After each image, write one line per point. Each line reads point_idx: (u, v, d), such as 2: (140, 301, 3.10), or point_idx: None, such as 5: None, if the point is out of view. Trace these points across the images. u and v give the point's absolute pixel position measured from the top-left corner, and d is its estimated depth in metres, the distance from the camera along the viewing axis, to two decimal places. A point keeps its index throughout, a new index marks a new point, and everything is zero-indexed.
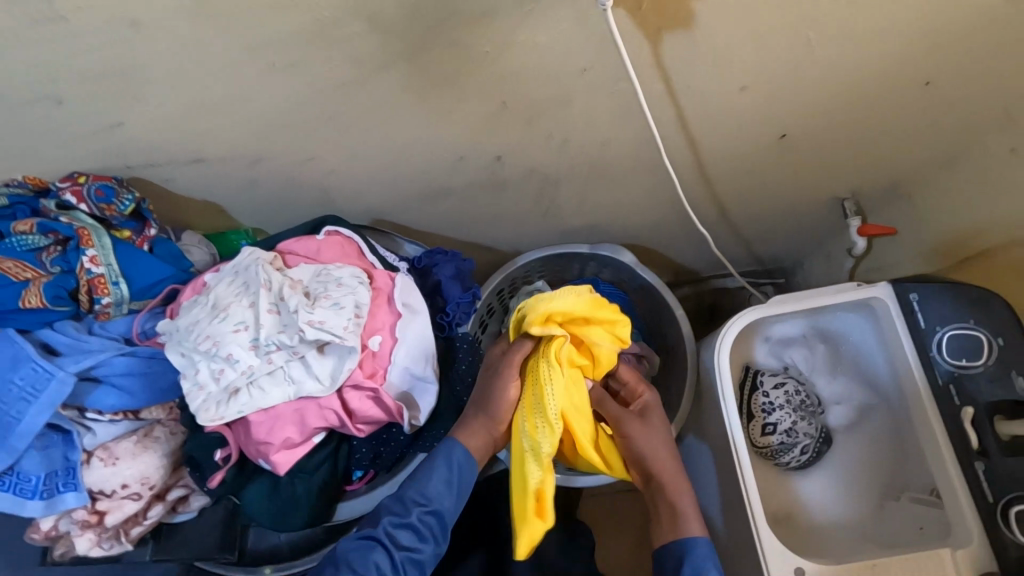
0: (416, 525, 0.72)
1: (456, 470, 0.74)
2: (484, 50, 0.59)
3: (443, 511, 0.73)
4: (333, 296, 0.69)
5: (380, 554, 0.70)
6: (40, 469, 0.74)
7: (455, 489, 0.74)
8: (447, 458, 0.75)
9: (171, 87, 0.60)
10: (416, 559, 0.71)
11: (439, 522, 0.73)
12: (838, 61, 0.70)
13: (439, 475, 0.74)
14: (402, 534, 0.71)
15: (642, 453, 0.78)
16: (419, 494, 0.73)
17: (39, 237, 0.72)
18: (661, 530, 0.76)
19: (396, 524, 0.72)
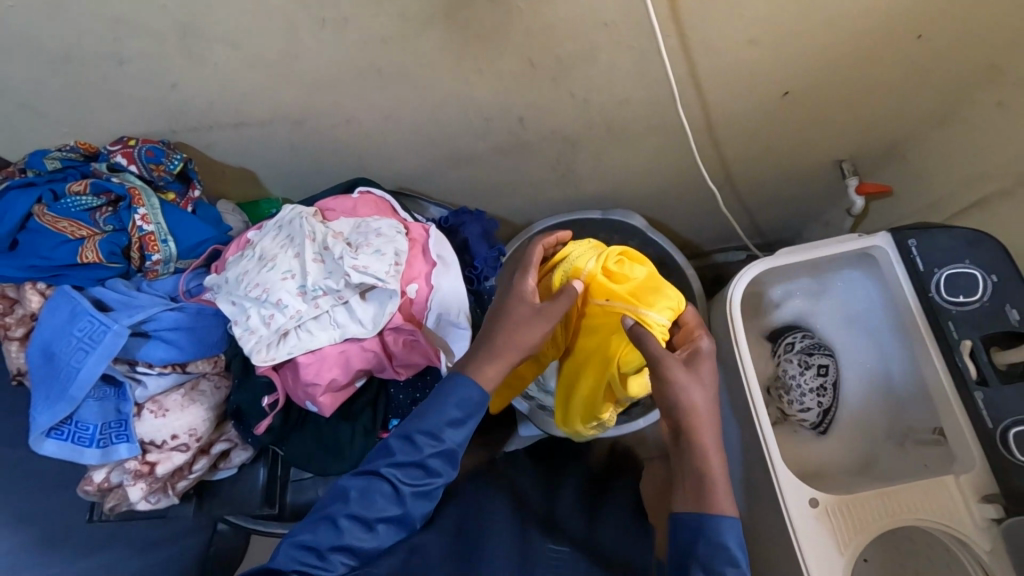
0: (426, 463, 0.67)
1: (469, 410, 0.67)
2: (516, 4, 0.64)
3: (454, 449, 0.68)
4: (374, 244, 0.74)
5: (385, 490, 0.66)
6: (96, 419, 0.78)
7: (468, 426, 0.68)
8: (462, 396, 0.67)
9: (226, 44, 0.65)
10: (424, 493, 0.68)
11: (451, 459, 0.68)
12: (838, 16, 0.75)
13: (450, 412, 0.67)
14: (411, 471, 0.67)
15: (679, 403, 0.65)
16: (428, 432, 0.67)
17: (93, 197, 0.77)
18: (681, 494, 0.65)
19: (404, 460, 0.67)
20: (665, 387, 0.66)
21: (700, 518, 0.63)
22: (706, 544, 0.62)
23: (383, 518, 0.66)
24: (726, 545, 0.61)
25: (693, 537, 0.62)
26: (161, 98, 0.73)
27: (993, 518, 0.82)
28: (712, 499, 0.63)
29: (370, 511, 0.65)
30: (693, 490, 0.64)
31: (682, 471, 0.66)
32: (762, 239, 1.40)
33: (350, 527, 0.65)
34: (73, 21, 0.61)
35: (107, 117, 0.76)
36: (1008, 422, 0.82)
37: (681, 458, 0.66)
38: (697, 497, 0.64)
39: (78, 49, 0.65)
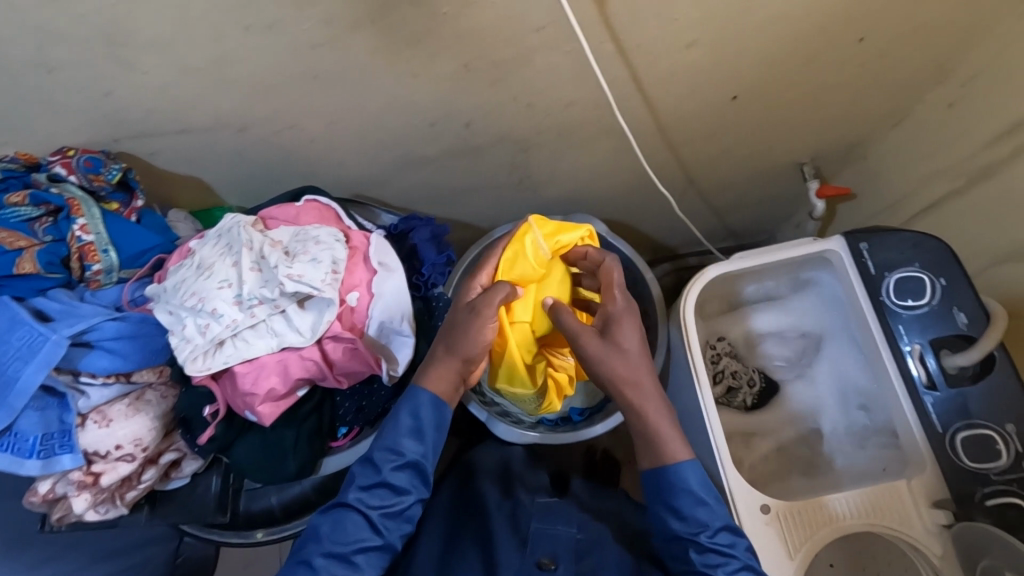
0: (391, 481, 0.72)
1: (422, 417, 0.73)
2: (444, 10, 0.65)
3: (416, 460, 0.73)
4: (311, 252, 0.74)
5: (357, 518, 0.71)
6: (37, 430, 0.77)
7: (427, 434, 0.74)
8: (412, 407, 0.73)
9: (155, 53, 0.66)
10: (395, 511, 0.72)
11: (416, 471, 0.74)
12: (774, 18, 0.75)
13: (405, 424, 0.74)
14: (378, 493, 0.72)
15: (605, 373, 0.73)
16: (387, 451, 0.73)
17: (32, 209, 0.77)
18: (642, 455, 0.75)
19: (370, 484, 0.72)
20: (593, 367, 0.74)
21: (660, 471, 0.73)
22: (674, 490, 0.72)
23: (361, 544, 0.70)
24: (687, 488, 0.72)
25: (659, 488, 0.73)
26: (97, 107, 0.73)
27: (943, 525, 0.81)
28: (668, 450, 0.73)
29: (346, 542, 0.69)
30: (649, 450, 0.73)
31: (636, 431, 0.74)
32: (732, 240, 1.40)
33: (329, 563, 0.68)
34: None
35: (45, 126, 0.76)
36: (957, 426, 0.82)
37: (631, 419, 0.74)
38: (653, 452, 0.73)
39: (5, 60, 0.65)
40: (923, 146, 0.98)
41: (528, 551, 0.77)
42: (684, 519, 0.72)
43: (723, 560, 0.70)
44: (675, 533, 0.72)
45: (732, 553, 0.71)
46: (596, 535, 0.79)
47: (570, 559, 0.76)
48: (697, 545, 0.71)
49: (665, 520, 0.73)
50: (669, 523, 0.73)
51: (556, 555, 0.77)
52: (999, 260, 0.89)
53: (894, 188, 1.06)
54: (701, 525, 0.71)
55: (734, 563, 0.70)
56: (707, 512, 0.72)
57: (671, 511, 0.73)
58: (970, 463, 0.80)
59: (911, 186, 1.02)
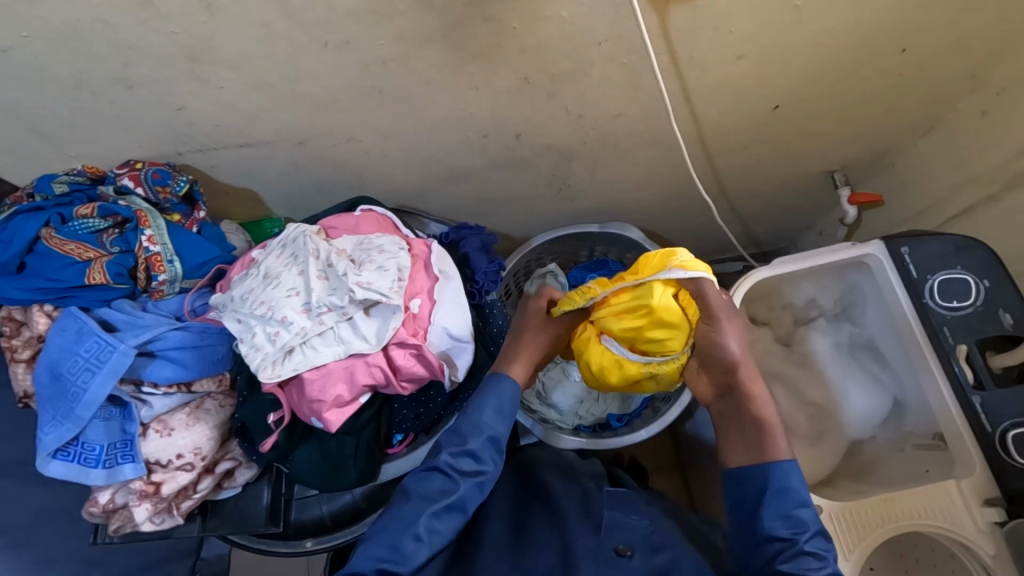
0: (476, 453, 0.75)
1: (504, 400, 0.78)
2: (513, 26, 0.67)
3: (498, 436, 0.77)
4: (377, 261, 0.76)
5: (445, 481, 0.73)
6: (102, 440, 0.78)
7: (506, 413, 0.78)
8: (495, 388, 0.79)
9: (232, 69, 0.67)
10: (480, 482, 0.74)
11: (497, 448, 0.77)
12: (823, 30, 0.78)
13: (489, 403, 0.78)
14: (464, 461, 0.74)
15: (724, 357, 0.77)
16: (473, 424, 0.76)
17: (100, 220, 0.78)
18: (739, 446, 0.75)
19: (457, 452, 0.75)
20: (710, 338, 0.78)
21: (759, 466, 0.72)
22: (773, 491, 0.71)
23: (440, 506, 0.71)
24: (789, 489, 0.71)
25: (761, 483, 0.71)
26: (167, 121, 0.75)
27: (995, 523, 0.81)
28: (771, 446, 0.73)
29: (434, 500, 0.71)
30: (750, 439, 0.74)
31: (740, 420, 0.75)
32: (758, 248, 1.41)
33: (426, 518, 0.70)
34: (82, 49, 0.63)
35: (114, 141, 0.77)
36: (1006, 425, 0.83)
37: (734, 405, 0.76)
38: (755, 445, 0.74)
39: (87, 75, 0.67)
40: (954, 154, 1.01)
41: (605, 536, 0.76)
42: (778, 517, 0.70)
43: (821, 566, 0.67)
44: (771, 532, 0.69)
45: (827, 560, 0.68)
46: (666, 528, 0.79)
47: (645, 550, 0.75)
48: (790, 548, 0.68)
49: (762, 518, 0.70)
50: (765, 521, 0.70)
51: (631, 544, 0.76)
52: None
53: (925, 195, 1.08)
54: (802, 526, 0.69)
55: (829, 569, 0.67)
56: (808, 514, 0.70)
57: (771, 507, 0.70)
58: (1022, 461, 0.81)
59: (942, 193, 1.04)
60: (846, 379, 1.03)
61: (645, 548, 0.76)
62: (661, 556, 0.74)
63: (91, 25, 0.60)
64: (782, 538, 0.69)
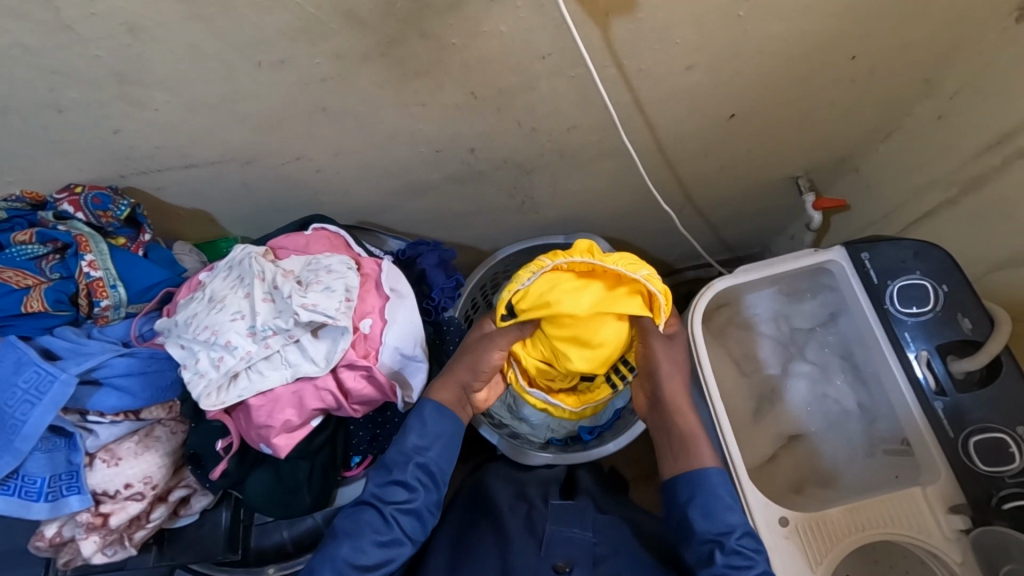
0: (404, 480, 0.74)
1: (429, 421, 0.77)
2: (452, 41, 0.66)
3: (426, 463, 0.75)
4: (324, 282, 0.75)
5: (372, 514, 0.72)
6: (44, 472, 0.76)
7: (434, 438, 0.77)
8: (419, 413, 0.77)
9: (166, 91, 0.66)
10: (408, 509, 0.73)
11: (427, 474, 0.75)
12: (771, 40, 0.77)
13: (415, 429, 0.77)
14: (391, 491, 0.73)
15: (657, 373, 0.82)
16: (399, 453, 0.75)
17: (40, 246, 0.76)
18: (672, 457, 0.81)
19: (384, 482, 0.74)
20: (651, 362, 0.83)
21: (688, 477, 0.78)
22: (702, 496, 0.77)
23: (374, 539, 0.70)
24: (717, 494, 0.76)
25: (688, 492, 0.77)
26: (105, 144, 0.73)
27: (962, 531, 0.80)
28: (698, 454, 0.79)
29: (362, 535, 0.70)
30: (682, 448, 0.80)
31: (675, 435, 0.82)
32: (729, 254, 1.41)
33: (350, 557, 0.69)
34: (8, 75, 0.61)
35: (52, 165, 0.75)
36: (968, 431, 0.83)
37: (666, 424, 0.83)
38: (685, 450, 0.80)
39: (15, 100, 0.65)
40: (913, 159, 1.01)
41: (545, 553, 0.77)
42: (704, 520, 0.76)
43: (749, 563, 0.72)
44: (701, 533, 0.75)
45: (755, 558, 0.73)
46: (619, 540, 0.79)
47: (585, 564, 0.76)
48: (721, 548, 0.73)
49: (691, 522, 0.76)
50: (697, 525, 0.75)
51: (572, 559, 0.77)
52: (996, 266, 0.91)
53: (888, 199, 1.08)
54: (728, 526, 0.74)
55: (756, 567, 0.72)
56: (735, 516, 0.75)
57: (699, 512, 0.76)
58: (985, 467, 0.81)
59: (904, 197, 1.04)
60: (804, 397, 1.04)
61: (586, 564, 0.76)
62: (603, 567, 0.76)
63: (11, 51, 0.59)
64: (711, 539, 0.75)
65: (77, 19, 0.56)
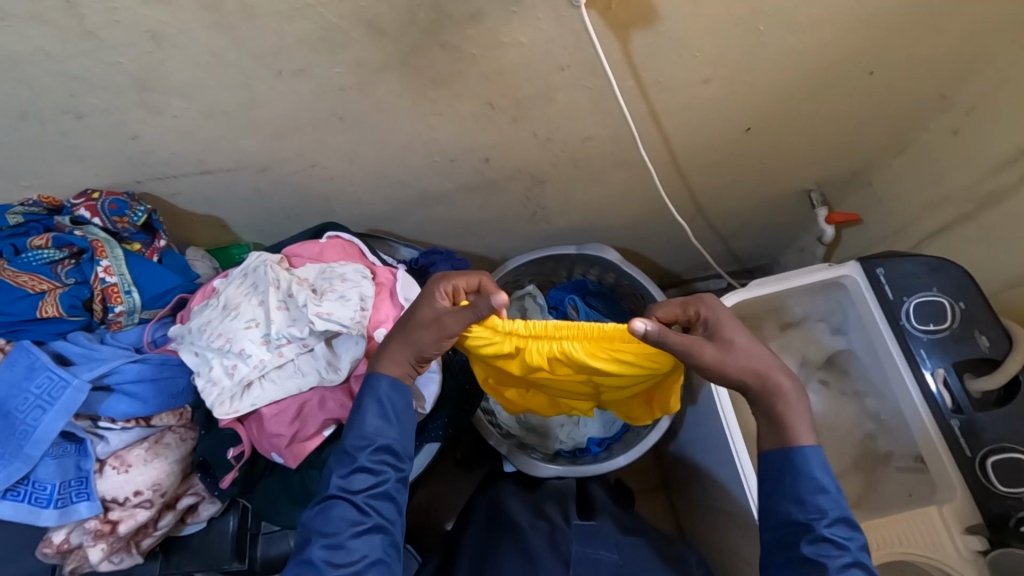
0: (369, 465, 0.66)
1: (382, 397, 0.68)
2: (471, 52, 0.66)
3: (387, 442, 0.67)
4: (338, 290, 0.74)
5: (342, 506, 0.64)
6: (54, 478, 0.75)
7: (394, 411, 0.68)
8: (371, 391, 0.68)
9: (185, 98, 0.66)
10: (380, 494, 0.66)
11: (391, 452, 0.67)
12: (788, 54, 0.78)
13: (369, 408, 0.68)
14: (358, 480, 0.66)
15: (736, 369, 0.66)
16: (358, 437, 0.67)
17: (55, 251, 0.76)
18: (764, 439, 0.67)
19: (347, 472, 0.66)
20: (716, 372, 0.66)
21: (785, 452, 0.65)
22: (793, 474, 0.64)
23: (350, 531, 0.63)
24: (809, 473, 0.64)
25: (778, 473, 0.65)
26: (122, 150, 0.73)
27: (979, 551, 0.80)
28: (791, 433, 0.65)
29: (336, 531, 0.63)
30: (773, 431, 0.66)
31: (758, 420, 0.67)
32: (738, 266, 1.41)
33: (327, 555, 0.62)
34: (31, 83, 0.61)
35: (67, 171, 0.75)
36: (987, 450, 0.81)
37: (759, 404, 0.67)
38: (779, 431, 0.66)
39: (36, 106, 0.65)
40: (927, 173, 1.01)
41: None
42: (797, 503, 0.63)
43: (840, 553, 0.61)
44: (787, 516, 0.64)
45: (848, 547, 0.62)
46: (634, 561, 0.80)
47: None
48: (812, 535, 0.62)
49: (780, 505, 0.64)
50: (782, 506, 0.64)
51: None
52: (1014, 282, 0.90)
53: (900, 213, 1.08)
54: (821, 511, 0.62)
55: (848, 556, 0.62)
56: (828, 497, 0.63)
57: (790, 496, 0.64)
58: (1003, 488, 0.80)
59: (916, 211, 1.04)
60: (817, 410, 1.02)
61: None
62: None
63: (35, 58, 0.59)
64: (799, 522, 0.63)
65: (101, 26, 0.56)
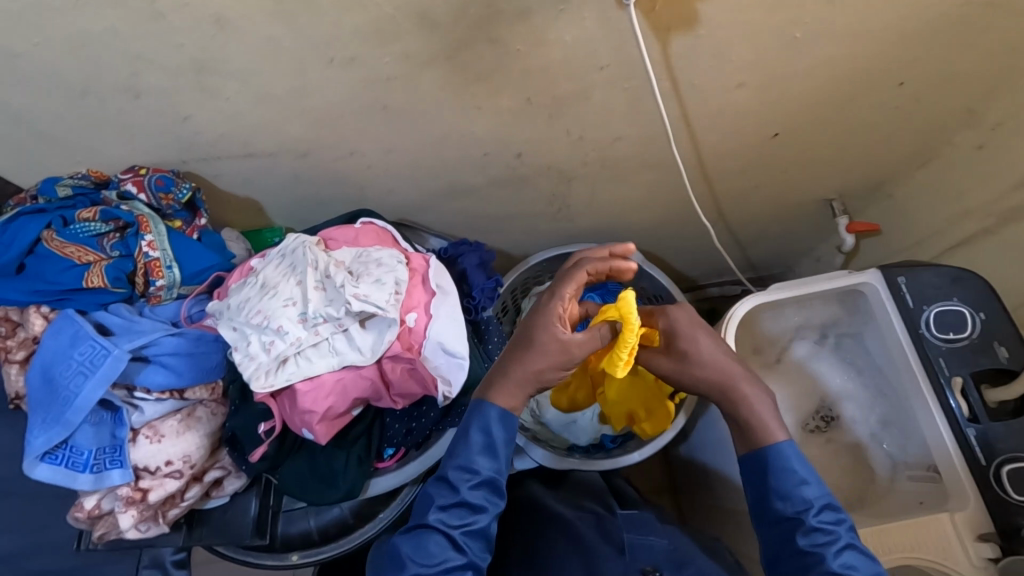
0: (469, 500, 0.69)
1: (493, 434, 0.70)
2: (516, 48, 0.68)
3: (490, 478, 0.70)
4: (375, 274, 0.76)
5: (439, 537, 0.68)
6: (90, 444, 0.78)
7: (501, 451, 0.71)
8: (481, 425, 0.70)
9: (239, 82, 0.68)
10: (476, 530, 0.69)
11: (491, 487, 0.71)
12: (822, 63, 0.79)
13: (476, 441, 0.70)
14: (457, 514, 0.69)
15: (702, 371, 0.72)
16: (461, 470, 0.70)
17: (102, 224, 0.78)
18: (734, 444, 0.74)
19: (448, 504, 0.69)
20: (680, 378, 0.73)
21: (758, 455, 0.70)
22: (774, 472, 0.69)
23: (447, 565, 0.67)
24: (787, 468, 0.69)
25: (757, 474, 0.70)
26: (172, 130, 0.75)
27: (989, 558, 0.80)
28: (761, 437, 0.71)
29: (433, 563, 0.67)
30: (744, 435, 0.72)
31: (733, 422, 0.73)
32: (754, 274, 1.42)
33: None
34: (94, 60, 0.64)
35: (118, 147, 0.78)
36: (1000, 459, 0.83)
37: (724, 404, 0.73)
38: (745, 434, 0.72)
39: (95, 83, 0.67)
40: (950, 187, 1.02)
41: (631, 559, 0.79)
42: (784, 498, 0.69)
43: (831, 539, 0.67)
44: (778, 513, 0.69)
45: (838, 530, 0.68)
46: (685, 546, 0.82)
47: (671, 566, 0.78)
48: (802, 526, 0.67)
49: (766, 501, 0.70)
50: (772, 502, 0.69)
51: (657, 564, 0.79)
52: None
53: (921, 226, 1.09)
54: (807, 503, 0.68)
55: (840, 540, 0.67)
56: (812, 490, 0.69)
57: (774, 493, 0.69)
58: (1018, 496, 0.81)
59: (938, 225, 1.06)
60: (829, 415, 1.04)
61: (671, 566, 0.78)
62: (688, 570, 0.78)
63: (100, 36, 0.61)
64: (790, 517, 0.68)
65: (169, 8, 0.58)
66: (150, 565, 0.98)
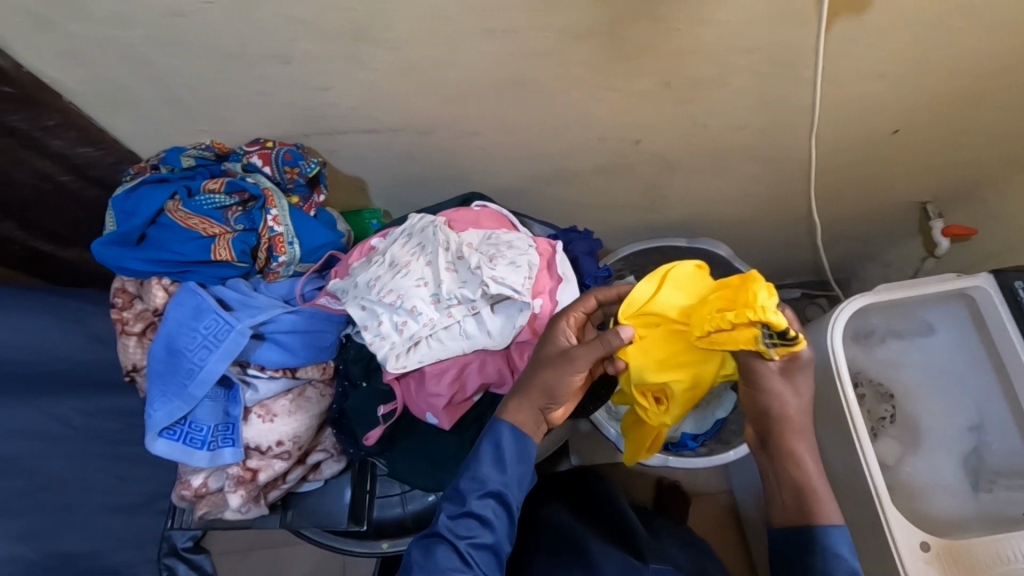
0: (476, 511, 0.63)
1: (503, 447, 0.64)
2: (676, 26, 0.66)
3: (500, 491, 0.63)
4: (508, 256, 0.74)
5: (442, 549, 0.62)
6: (209, 420, 0.76)
7: (512, 464, 0.64)
8: (493, 437, 0.65)
9: (390, 51, 0.66)
10: (482, 546, 0.63)
11: (501, 503, 0.64)
12: (969, 56, 0.77)
13: (487, 452, 0.64)
14: (464, 524, 0.63)
15: (775, 412, 0.62)
16: (471, 479, 0.64)
17: (226, 196, 0.76)
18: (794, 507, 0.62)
19: (456, 514, 0.63)
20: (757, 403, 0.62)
21: (816, 529, 0.60)
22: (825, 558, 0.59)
23: None
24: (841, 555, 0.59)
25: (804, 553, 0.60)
26: (308, 100, 0.73)
27: None
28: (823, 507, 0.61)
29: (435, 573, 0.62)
30: (803, 506, 0.61)
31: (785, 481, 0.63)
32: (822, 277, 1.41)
33: None
34: (253, 21, 0.61)
35: (247, 116, 0.76)
36: None
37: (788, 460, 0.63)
38: (809, 502, 0.61)
39: (249, 48, 0.65)
40: None
41: None
42: None
43: None
44: None
45: None
46: None
47: None
48: None
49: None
50: None
51: None
52: None
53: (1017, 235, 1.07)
54: None
55: None
56: None
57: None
58: None
59: None
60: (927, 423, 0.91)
61: None
62: None
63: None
64: None
65: None
66: (169, 553, 1.20)
